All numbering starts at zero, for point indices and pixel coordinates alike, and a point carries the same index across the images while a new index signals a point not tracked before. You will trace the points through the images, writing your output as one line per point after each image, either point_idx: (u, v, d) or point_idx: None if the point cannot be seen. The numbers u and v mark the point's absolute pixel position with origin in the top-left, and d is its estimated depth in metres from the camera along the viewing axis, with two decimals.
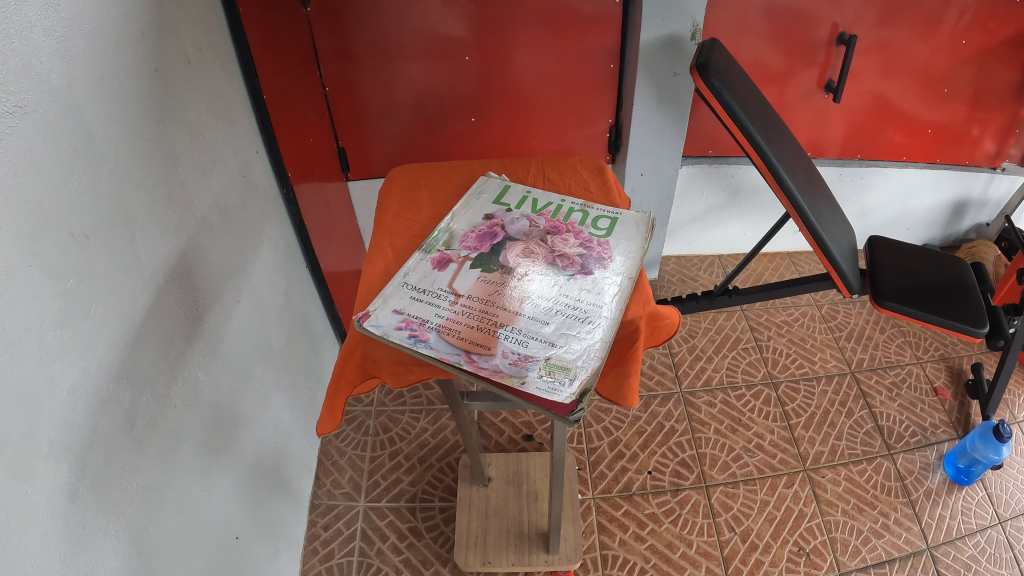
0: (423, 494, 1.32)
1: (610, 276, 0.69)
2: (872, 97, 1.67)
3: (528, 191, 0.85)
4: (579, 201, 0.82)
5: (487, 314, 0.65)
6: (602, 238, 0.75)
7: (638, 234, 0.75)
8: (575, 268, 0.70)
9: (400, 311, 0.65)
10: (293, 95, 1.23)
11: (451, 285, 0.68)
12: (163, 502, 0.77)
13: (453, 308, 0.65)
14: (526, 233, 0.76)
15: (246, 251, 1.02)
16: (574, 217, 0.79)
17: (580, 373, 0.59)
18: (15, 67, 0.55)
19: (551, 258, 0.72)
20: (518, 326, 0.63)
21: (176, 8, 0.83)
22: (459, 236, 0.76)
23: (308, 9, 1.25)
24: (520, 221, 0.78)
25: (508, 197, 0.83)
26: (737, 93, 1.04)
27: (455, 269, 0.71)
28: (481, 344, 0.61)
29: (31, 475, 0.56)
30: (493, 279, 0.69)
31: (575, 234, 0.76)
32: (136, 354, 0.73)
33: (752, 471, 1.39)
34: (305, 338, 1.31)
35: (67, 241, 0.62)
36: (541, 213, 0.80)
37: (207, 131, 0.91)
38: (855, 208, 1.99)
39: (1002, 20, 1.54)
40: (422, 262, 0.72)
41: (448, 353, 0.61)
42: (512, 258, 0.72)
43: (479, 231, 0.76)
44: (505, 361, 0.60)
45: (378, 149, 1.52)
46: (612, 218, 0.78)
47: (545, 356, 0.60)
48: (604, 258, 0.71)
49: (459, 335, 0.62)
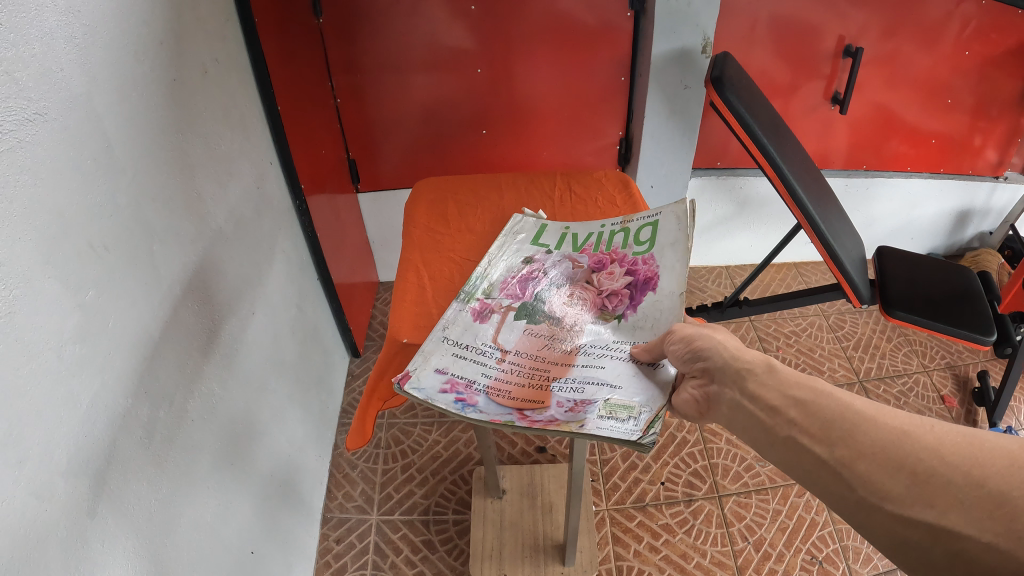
0: (436, 506, 1.32)
1: (662, 299, 0.67)
2: (877, 107, 1.68)
3: (566, 227, 0.84)
4: (618, 220, 0.81)
5: (540, 371, 0.63)
6: (646, 255, 0.73)
7: (682, 233, 0.73)
8: (624, 306, 0.69)
9: (443, 373, 0.63)
10: (305, 105, 1.23)
11: (496, 340, 0.67)
12: (180, 519, 0.76)
13: (501, 368, 0.64)
14: (570, 275, 0.75)
15: (261, 264, 1.02)
16: (616, 242, 0.78)
17: (645, 412, 0.56)
18: (35, 73, 0.55)
19: (597, 299, 0.70)
20: (572, 376, 0.62)
21: (192, 18, 0.84)
22: (499, 284, 0.76)
23: (321, 19, 1.26)
24: (562, 263, 0.78)
25: (544, 236, 0.83)
26: (751, 107, 1.05)
27: (498, 322, 0.70)
28: (532, 400, 0.59)
29: (50, 491, 0.56)
30: (540, 332, 0.68)
31: (620, 262, 0.74)
32: (153, 368, 0.73)
33: (764, 480, 1.38)
34: (316, 351, 1.30)
35: (87, 252, 0.62)
36: (582, 249, 0.79)
37: (223, 142, 0.91)
38: (862, 218, 1.96)
39: (1004, 30, 1.56)
40: (461, 315, 0.71)
41: (499, 414, 0.58)
42: (559, 307, 0.71)
43: (519, 277, 0.76)
44: (560, 410, 0.58)
45: (388, 161, 1.53)
46: (654, 224, 0.77)
47: (605, 399, 0.58)
48: (652, 283, 0.70)
49: (509, 395, 0.60)
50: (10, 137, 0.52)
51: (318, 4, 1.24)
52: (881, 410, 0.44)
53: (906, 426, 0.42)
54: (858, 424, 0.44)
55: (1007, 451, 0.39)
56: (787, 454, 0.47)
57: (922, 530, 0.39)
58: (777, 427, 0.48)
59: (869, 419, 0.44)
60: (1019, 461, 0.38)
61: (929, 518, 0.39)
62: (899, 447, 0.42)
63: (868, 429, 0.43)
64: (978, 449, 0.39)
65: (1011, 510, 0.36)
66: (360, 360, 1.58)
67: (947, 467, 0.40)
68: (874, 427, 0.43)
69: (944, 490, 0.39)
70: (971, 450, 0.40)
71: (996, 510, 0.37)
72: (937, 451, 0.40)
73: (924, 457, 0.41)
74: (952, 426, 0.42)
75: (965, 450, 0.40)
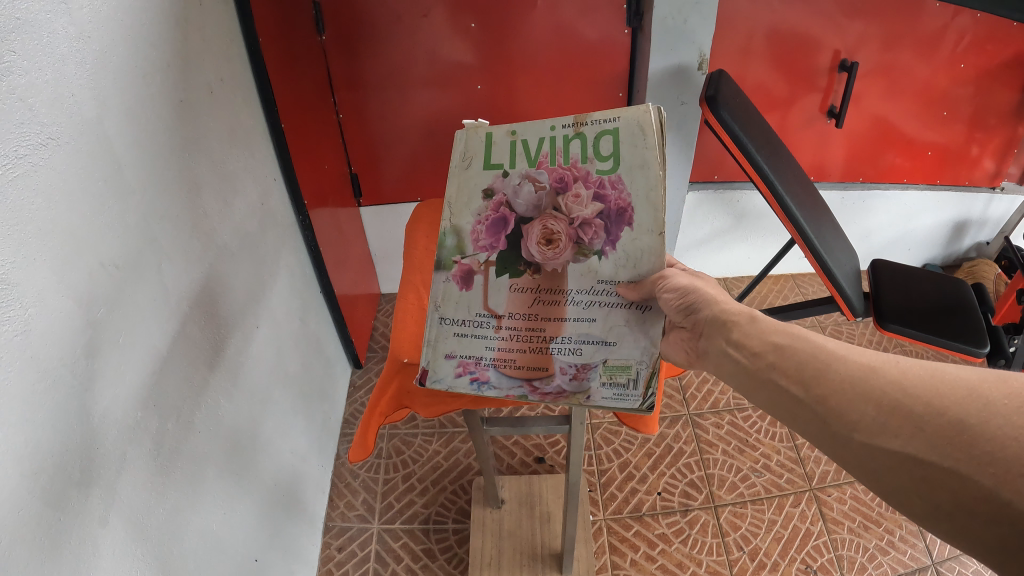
0: (437, 516, 1.33)
1: (641, 236, 0.59)
2: (873, 120, 1.70)
3: (515, 132, 0.63)
4: (572, 120, 0.60)
5: (537, 333, 0.64)
6: (612, 174, 0.59)
7: (648, 152, 0.57)
8: (603, 242, 0.60)
9: (451, 356, 0.66)
10: (308, 120, 1.26)
11: (488, 305, 0.65)
12: (187, 527, 0.78)
13: (501, 335, 0.65)
14: (534, 205, 0.62)
15: (264, 278, 1.04)
16: (574, 154, 0.60)
17: (641, 370, 0.62)
18: (48, 98, 0.57)
19: (570, 232, 0.61)
20: (568, 333, 0.64)
21: (199, 39, 0.86)
22: (469, 233, 0.65)
23: (322, 37, 1.30)
24: (523, 187, 0.62)
25: (496, 155, 0.64)
26: (745, 125, 1.07)
27: (484, 284, 0.65)
28: (539, 368, 0.64)
29: (63, 501, 0.58)
30: (528, 288, 0.64)
31: (585, 181, 0.60)
32: (161, 382, 0.74)
33: (759, 491, 1.39)
34: (318, 363, 1.32)
35: (97, 269, 0.64)
36: (539, 163, 0.62)
37: (228, 159, 0.93)
38: (858, 230, 1.98)
39: (998, 42, 1.58)
40: (446, 286, 0.65)
41: (512, 389, 0.65)
42: (535, 249, 0.63)
43: (486, 218, 0.64)
44: (566, 378, 0.64)
45: (390, 174, 1.57)
46: (615, 131, 0.59)
47: (602, 359, 0.63)
48: (626, 212, 0.59)
49: (517, 365, 0.65)
50: (24, 161, 0.54)
51: (322, 21, 1.28)
52: (852, 352, 0.48)
53: (875, 363, 0.46)
54: (830, 365, 0.48)
55: (966, 382, 0.42)
56: (769, 394, 0.51)
57: (888, 457, 0.43)
58: (758, 370, 0.52)
59: (841, 359, 0.48)
60: (975, 391, 0.41)
61: (895, 446, 0.43)
62: (867, 382, 0.46)
63: (841, 367, 0.47)
64: (940, 380, 0.43)
65: (968, 437, 0.40)
66: (361, 371, 1.60)
67: (911, 398, 0.43)
68: (845, 365, 0.47)
69: (908, 421, 0.43)
70: (934, 381, 0.43)
71: (956, 437, 0.40)
72: (901, 385, 0.44)
73: (890, 391, 0.44)
74: (918, 361, 0.45)
75: (929, 381, 0.43)
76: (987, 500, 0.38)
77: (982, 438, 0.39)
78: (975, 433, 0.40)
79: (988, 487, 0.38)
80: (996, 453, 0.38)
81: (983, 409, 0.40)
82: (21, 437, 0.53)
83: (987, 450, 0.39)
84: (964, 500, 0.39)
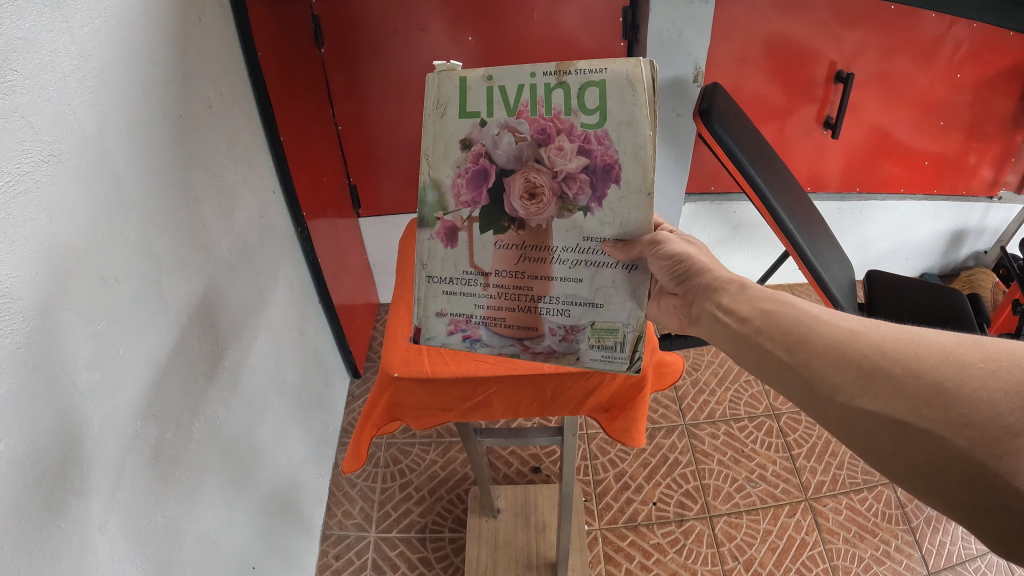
0: (433, 524, 1.34)
1: (629, 195, 0.57)
2: (869, 131, 1.71)
3: (491, 77, 0.56)
4: (554, 67, 0.54)
5: (524, 291, 0.63)
6: (599, 129, 0.55)
7: (638, 109, 0.54)
8: (588, 198, 0.57)
9: (442, 314, 0.65)
10: (307, 132, 1.27)
11: (473, 263, 0.63)
12: (186, 535, 0.79)
13: (489, 293, 0.64)
14: (516, 157, 0.57)
15: (263, 289, 1.05)
16: (557, 104, 0.55)
17: (629, 334, 0.63)
18: (49, 115, 0.58)
19: (554, 186, 0.57)
20: (556, 293, 0.63)
21: (199, 55, 0.87)
22: (450, 188, 0.60)
23: (322, 50, 1.33)
24: (503, 138, 0.57)
25: (472, 102, 0.57)
26: (738, 138, 1.09)
27: (469, 241, 0.62)
28: (528, 327, 0.64)
29: (64, 509, 0.59)
30: (512, 244, 0.61)
31: (570, 135, 0.55)
32: (160, 392, 0.75)
33: (755, 501, 1.40)
34: (317, 372, 1.33)
35: (98, 283, 0.65)
36: (519, 112, 0.56)
37: (227, 173, 0.94)
38: (855, 240, 1.99)
39: (994, 52, 1.59)
40: (431, 244, 0.62)
41: (504, 347, 0.65)
42: (518, 205, 0.59)
43: (466, 171, 0.59)
44: (555, 339, 0.64)
45: (387, 185, 1.60)
46: (602, 83, 0.54)
47: (590, 322, 0.63)
48: (613, 169, 0.56)
49: (507, 323, 0.65)
50: (27, 178, 0.55)
51: (321, 35, 1.31)
52: (834, 317, 0.52)
53: (856, 328, 0.50)
54: (814, 331, 0.52)
55: (943, 348, 0.45)
56: (756, 355, 0.55)
57: (869, 417, 0.46)
58: (746, 333, 0.57)
59: (825, 325, 0.52)
60: (951, 355, 0.44)
61: (874, 407, 0.46)
62: (849, 346, 0.49)
63: (824, 332, 0.51)
64: (917, 344, 0.46)
65: (944, 399, 0.43)
66: (360, 380, 1.61)
67: (889, 360, 0.47)
68: (828, 329, 0.51)
69: (886, 382, 0.46)
70: (911, 345, 0.47)
71: (932, 399, 0.43)
72: (882, 349, 0.48)
73: (869, 353, 0.48)
74: (896, 327, 0.49)
75: (905, 345, 0.47)
76: (962, 458, 0.42)
77: (958, 401, 0.42)
78: (951, 396, 0.43)
79: (962, 447, 0.41)
80: (969, 415, 0.42)
81: (959, 372, 0.43)
82: (23, 446, 0.54)
83: (961, 413, 0.42)
84: (939, 458, 0.43)
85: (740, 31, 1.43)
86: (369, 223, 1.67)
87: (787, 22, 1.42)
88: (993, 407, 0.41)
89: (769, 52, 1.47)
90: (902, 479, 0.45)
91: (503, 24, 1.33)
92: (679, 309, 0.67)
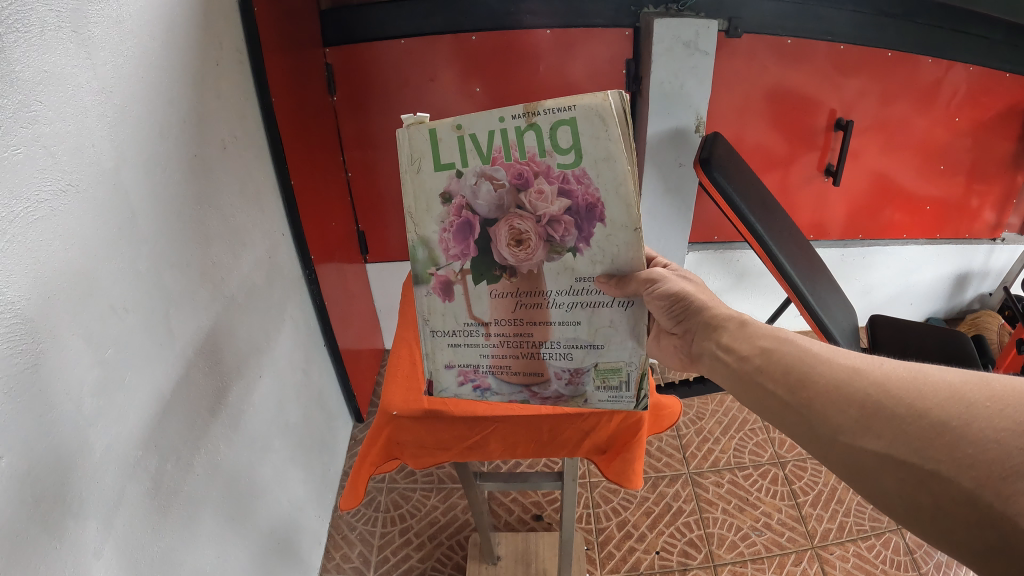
0: (433, 569, 1.32)
1: (616, 232, 0.56)
2: (871, 181, 1.73)
3: (460, 126, 0.54)
4: (522, 110, 0.52)
5: (525, 338, 0.64)
6: (577, 168, 0.53)
7: (614, 144, 0.51)
8: (575, 238, 0.57)
9: (450, 366, 0.67)
10: (317, 176, 1.31)
11: (472, 314, 0.64)
12: (181, 570, 0.78)
13: (492, 342, 0.65)
14: (498, 205, 0.56)
15: (270, 328, 1.07)
16: (530, 146, 0.53)
17: (631, 372, 0.63)
18: (68, 148, 0.60)
19: (540, 230, 0.57)
20: (556, 338, 0.64)
21: (214, 97, 0.90)
22: (438, 243, 0.60)
23: (334, 97, 1.40)
24: (482, 187, 0.56)
25: (445, 154, 0.55)
26: (738, 186, 1.13)
27: (465, 293, 0.62)
28: (534, 374, 0.66)
29: (61, 531, 0.59)
30: (508, 292, 0.61)
31: (548, 178, 0.54)
32: (163, 423, 0.76)
33: (760, 550, 1.37)
34: (320, 415, 1.34)
35: (108, 312, 0.66)
36: (494, 159, 0.54)
37: (240, 214, 0.97)
38: (858, 287, 1.98)
39: (991, 95, 1.64)
40: (429, 299, 0.63)
41: (512, 394, 0.67)
42: (507, 251, 0.59)
43: (450, 225, 0.59)
44: (561, 382, 0.65)
45: (394, 232, 1.63)
46: (572, 121, 0.51)
47: (593, 364, 0.64)
48: (596, 208, 0.55)
49: (513, 371, 0.66)
50: (45, 206, 0.57)
51: (333, 83, 1.38)
52: (838, 355, 0.51)
53: (860, 367, 0.48)
54: (815, 370, 0.50)
55: (948, 386, 0.43)
56: (757, 394, 0.54)
57: (871, 455, 0.44)
58: (747, 372, 0.56)
59: (829, 363, 0.50)
60: (956, 395, 0.42)
61: (876, 446, 0.44)
62: (852, 384, 0.47)
63: (828, 370, 0.50)
64: (923, 382, 0.44)
65: (950, 439, 0.40)
66: (362, 425, 1.61)
67: (894, 399, 0.44)
68: (831, 368, 0.50)
69: (890, 421, 0.44)
70: (915, 384, 0.45)
71: (936, 439, 0.41)
72: (884, 387, 0.46)
73: (873, 392, 0.46)
74: (903, 366, 0.47)
75: (911, 383, 0.45)
76: (967, 500, 0.39)
77: (964, 440, 0.40)
78: (956, 436, 0.40)
79: (969, 488, 0.39)
80: (976, 456, 0.39)
81: (964, 411, 0.41)
82: (25, 462, 0.54)
83: (968, 453, 0.39)
84: (944, 500, 0.40)
85: (740, 85, 1.47)
86: (376, 270, 1.70)
87: (786, 73, 1.46)
88: (1001, 446, 0.38)
89: (770, 104, 1.51)
90: (908, 521, 0.42)
91: (511, 67, 1.37)
92: (680, 348, 0.67)
